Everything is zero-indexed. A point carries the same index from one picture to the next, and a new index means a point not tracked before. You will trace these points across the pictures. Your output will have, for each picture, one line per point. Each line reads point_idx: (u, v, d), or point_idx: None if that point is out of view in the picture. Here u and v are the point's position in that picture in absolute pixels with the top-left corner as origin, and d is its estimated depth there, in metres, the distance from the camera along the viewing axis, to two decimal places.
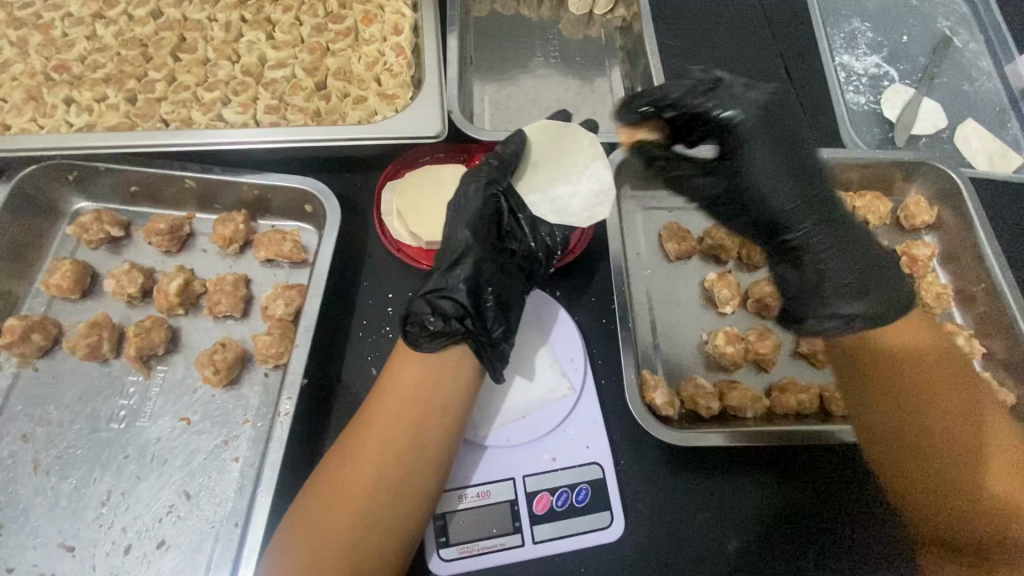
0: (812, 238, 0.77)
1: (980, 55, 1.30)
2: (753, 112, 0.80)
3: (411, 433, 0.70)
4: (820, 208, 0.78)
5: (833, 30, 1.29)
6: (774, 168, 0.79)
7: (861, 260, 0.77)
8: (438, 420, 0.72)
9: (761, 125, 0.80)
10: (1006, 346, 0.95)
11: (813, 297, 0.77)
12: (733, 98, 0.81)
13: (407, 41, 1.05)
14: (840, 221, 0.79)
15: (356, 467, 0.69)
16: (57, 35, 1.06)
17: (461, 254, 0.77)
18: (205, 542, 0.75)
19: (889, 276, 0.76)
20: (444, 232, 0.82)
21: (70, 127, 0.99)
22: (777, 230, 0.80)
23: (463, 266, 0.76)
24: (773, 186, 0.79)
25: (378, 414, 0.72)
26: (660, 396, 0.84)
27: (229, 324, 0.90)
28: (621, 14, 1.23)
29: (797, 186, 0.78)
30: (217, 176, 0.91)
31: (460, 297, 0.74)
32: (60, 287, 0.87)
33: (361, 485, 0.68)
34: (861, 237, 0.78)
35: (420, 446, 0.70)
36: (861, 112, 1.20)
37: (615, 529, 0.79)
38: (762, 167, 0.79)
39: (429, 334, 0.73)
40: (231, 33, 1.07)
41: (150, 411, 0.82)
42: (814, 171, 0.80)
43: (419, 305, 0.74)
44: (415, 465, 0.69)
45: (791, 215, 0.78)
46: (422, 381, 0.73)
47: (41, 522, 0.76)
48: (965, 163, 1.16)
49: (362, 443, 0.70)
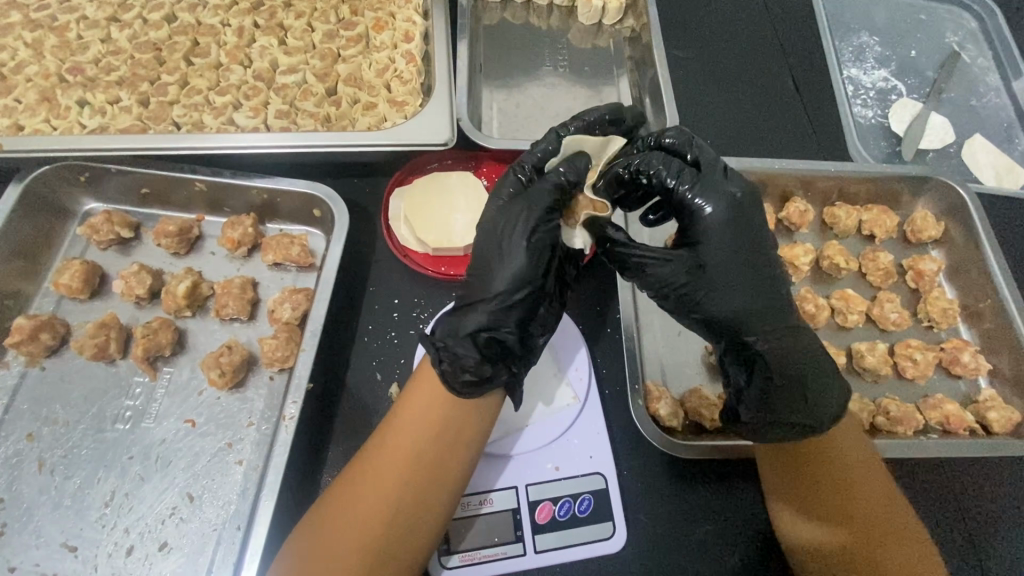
0: (758, 361, 0.74)
1: (988, 70, 1.30)
2: (728, 210, 0.72)
3: (429, 469, 0.69)
4: (762, 324, 0.73)
5: (841, 44, 1.29)
6: (713, 261, 0.71)
7: (799, 366, 0.73)
8: (459, 458, 0.70)
9: (723, 246, 0.71)
10: (1012, 364, 0.95)
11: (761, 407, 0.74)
12: (717, 189, 0.72)
13: (418, 49, 1.07)
14: (789, 337, 0.74)
15: (365, 496, 0.68)
16: (72, 37, 1.07)
17: (520, 285, 0.69)
18: (207, 546, 0.75)
19: (829, 394, 0.74)
20: (484, 255, 0.71)
21: (83, 129, 1.00)
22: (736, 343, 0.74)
23: (519, 300, 0.69)
24: (731, 294, 0.71)
25: (392, 444, 0.71)
26: (664, 407, 0.84)
27: (236, 327, 0.90)
28: (630, 25, 1.25)
29: (709, 276, 0.71)
30: (228, 179, 0.92)
31: (509, 341, 0.69)
32: (70, 287, 0.88)
33: (369, 517, 0.67)
34: (806, 359, 0.74)
35: (440, 484, 0.69)
36: (868, 126, 1.20)
37: (617, 539, 0.78)
38: (700, 258, 0.71)
39: (473, 378, 0.67)
40: (243, 38, 1.08)
41: (156, 412, 0.83)
42: (765, 284, 0.73)
43: (464, 346, 0.67)
44: (431, 503, 0.69)
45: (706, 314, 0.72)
46: (444, 419, 0.71)
47: (44, 521, 0.76)
48: (973, 178, 1.15)
49: (375, 472, 0.69)
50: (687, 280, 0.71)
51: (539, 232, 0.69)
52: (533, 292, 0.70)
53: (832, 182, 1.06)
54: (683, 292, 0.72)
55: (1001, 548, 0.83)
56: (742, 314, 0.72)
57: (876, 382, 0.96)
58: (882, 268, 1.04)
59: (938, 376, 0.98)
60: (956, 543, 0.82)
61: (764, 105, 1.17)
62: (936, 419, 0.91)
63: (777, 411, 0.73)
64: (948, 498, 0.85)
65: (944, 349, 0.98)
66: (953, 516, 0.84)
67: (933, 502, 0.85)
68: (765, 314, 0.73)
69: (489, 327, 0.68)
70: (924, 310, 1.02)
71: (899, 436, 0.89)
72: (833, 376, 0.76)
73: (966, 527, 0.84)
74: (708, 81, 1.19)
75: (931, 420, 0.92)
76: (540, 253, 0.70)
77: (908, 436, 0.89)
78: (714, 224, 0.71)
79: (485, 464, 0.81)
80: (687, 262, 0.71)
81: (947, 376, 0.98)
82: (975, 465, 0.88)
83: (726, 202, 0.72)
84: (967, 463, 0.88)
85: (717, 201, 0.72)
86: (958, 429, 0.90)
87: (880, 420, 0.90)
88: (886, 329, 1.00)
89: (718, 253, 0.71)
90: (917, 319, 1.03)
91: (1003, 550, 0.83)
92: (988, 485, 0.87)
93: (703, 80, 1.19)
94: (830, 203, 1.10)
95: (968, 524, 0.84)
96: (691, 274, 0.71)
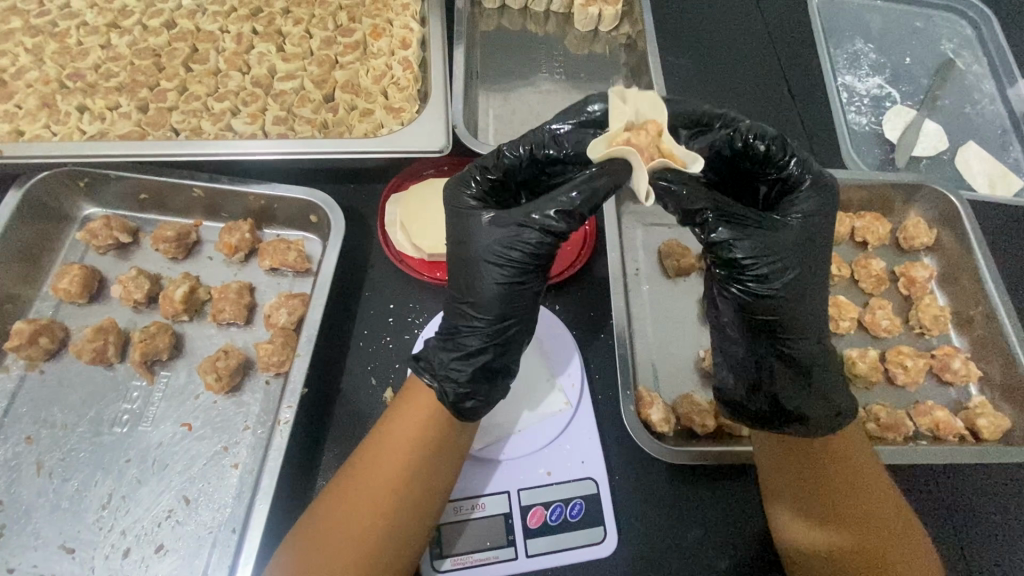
0: (798, 353, 0.74)
1: (982, 78, 1.31)
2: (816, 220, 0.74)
3: (406, 501, 0.70)
4: (815, 314, 0.74)
5: (836, 51, 1.30)
6: (796, 249, 0.72)
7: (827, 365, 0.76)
8: (455, 461, 0.74)
9: (805, 237, 0.73)
10: (1003, 371, 0.95)
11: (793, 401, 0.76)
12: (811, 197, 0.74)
13: (415, 56, 1.08)
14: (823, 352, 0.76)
15: (345, 531, 0.68)
16: (72, 43, 1.09)
17: (484, 306, 0.73)
18: (202, 549, 0.76)
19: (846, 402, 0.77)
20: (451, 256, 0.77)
21: (82, 134, 1.01)
22: (778, 332, 0.74)
23: (483, 317, 0.73)
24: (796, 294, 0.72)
25: (371, 477, 0.71)
26: (656, 412, 0.85)
27: (233, 332, 0.91)
28: (626, 32, 1.26)
29: (796, 260, 0.71)
30: (225, 185, 0.93)
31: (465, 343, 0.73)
32: (69, 292, 0.89)
33: (369, 525, 0.68)
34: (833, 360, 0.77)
35: (417, 513, 0.70)
36: (862, 133, 1.21)
37: (608, 544, 0.79)
38: (783, 241, 0.71)
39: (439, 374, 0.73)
40: (242, 45, 1.09)
41: (153, 416, 0.84)
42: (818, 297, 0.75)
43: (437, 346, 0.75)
44: (417, 520, 0.70)
45: (778, 296, 0.71)
46: (417, 453, 0.72)
47: (42, 523, 0.77)
48: (966, 185, 1.16)
49: (353, 506, 0.70)
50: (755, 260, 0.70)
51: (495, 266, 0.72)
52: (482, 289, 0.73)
53: None
54: (758, 271, 0.71)
55: (988, 554, 0.83)
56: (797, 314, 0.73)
57: (867, 389, 0.97)
58: (874, 275, 1.04)
59: (929, 383, 0.99)
60: (944, 549, 0.83)
61: (758, 112, 1.18)
62: (926, 425, 0.92)
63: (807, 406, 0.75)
64: (937, 504, 0.86)
65: (936, 356, 0.99)
66: (942, 523, 0.85)
67: (923, 508, 0.85)
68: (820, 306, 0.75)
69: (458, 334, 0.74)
70: (916, 316, 1.02)
71: (888, 442, 0.90)
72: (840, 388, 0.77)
73: (955, 533, 0.84)
74: (703, 88, 1.20)
75: (922, 426, 0.92)
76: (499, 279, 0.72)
77: (897, 442, 0.90)
78: (805, 217, 0.73)
79: (477, 468, 0.82)
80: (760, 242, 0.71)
81: (938, 382, 0.99)
82: (965, 471, 0.88)
83: (817, 209, 0.74)
84: (957, 470, 0.88)
85: (815, 203, 0.74)
86: (948, 435, 0.91)
87: (870, 426, 0.91)
88: (878, 335, 1.01)
89: (794, 253, 0.71)
90: (909, 325, 1.03)
91: (991, 557, 0.83)
92: (978, 492, 0.87)
93: (698, 87, 1.20)
94: None
95: (957, 531, 0.85)
96: (760, 256, 0.70)
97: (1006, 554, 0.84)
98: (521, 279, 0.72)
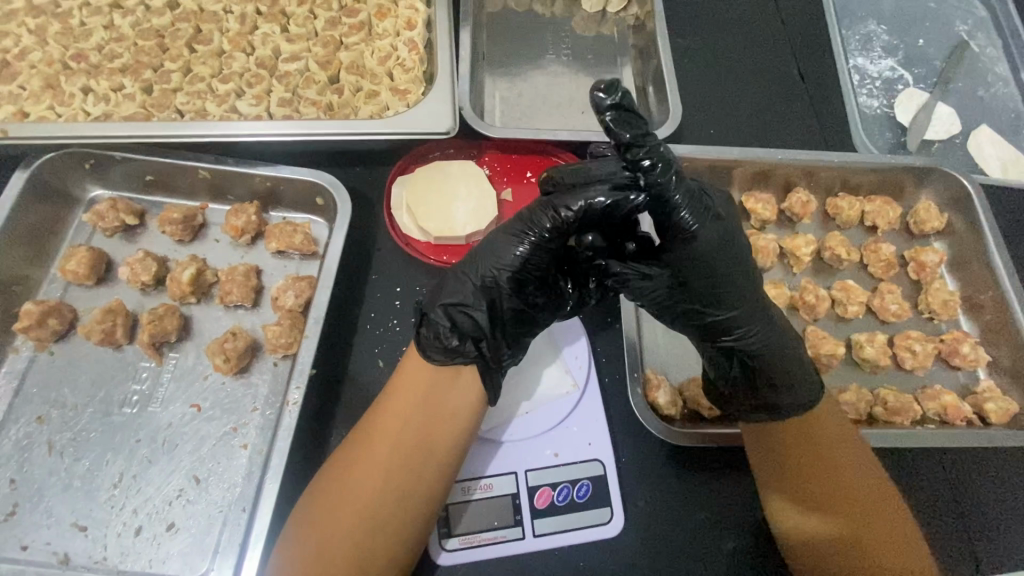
0: (748, 350, 0.75)
1: (997, 60, 1.28)
2: (707, 241, 0.68)
3: (404, 479, 0.70)
4: (749, 310, 0.73)
5: (849, 33, 1.28)
6: (710, 276, 0.70)
7: (785, 354, 0.75)
8: (446, 436, 0.72)
9: (716, 243, 0.68)
10: (1012, 356, 0.95)
11: (747, 387, 0.78)
12: (701, 214, 0.67)
13: (420, 37, 1.06)
14: (768, 354, 0.75)
15: (343, 509, 0.69)
16: (75, 24, 1.07)
17: (510, 274, 0.72)
18: (213, 527, 0.77)
19: (812, 381, 0.77)
20: (487, 236, 0.75)
21: (87, 116, 1.01)
22: (725, 332, 0.74)
23: (498, 285, 0.72)
24: (721, 313, 0.73)
25: (367, 461, 0.71)
26: (662, 395, 0.86)
27: (240, 314, 0.91)
28: (635, 12, 1.23)
29: (693, 292, 0.71)
30: (231, 167, 0.93)
31: (479, 316, 0.72)
32: (76, 273, 0.89)
33: (359, 504, 0.69)
34: (791, 346, 0.76)
35: (418, 489, 0.70)
36: (873, 116, 1.19)
37: (614, 524, 0.80)
38: (703, 266, 0.69)
39: (443, 348, 0.72)
40: (246, 25, 1.08)
41: (162, 397, 0.84)
42: (748, 299, 0.73)
43: (439, 316, 0.72)
44: (410, 497, 0.70)
45: (713, 318, 0.73)
46: (414, 427, 0.72)
47: (55, 502, 0.78)
48: (978, 169, 1.15)
49: (347, 490, 0.70)
50: (682, 284, 0.71)
51: (524, 242, 0.71)
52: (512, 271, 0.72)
53: (835, 172, 1.06)
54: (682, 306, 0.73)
55: (995, 539, 0.84)
56: (725, 323, 0.74)
57: (876, 372, 0.97)
58: (884, 259, 1.04)
59: (937, 367, 0.99)
60: (950, 532, 0.83)
61: (768, 96, 1.16)
62: (934, 409, 0.92)
63: (758, 391, 0.77)
64: (942, 487, 0.86)
65: (945, 341, 0.99)
66: (949, 505, 0.85)
67: (929, 489, 0.86)
68: (753, 300, 0.73)
69: (467, 306, 0.72)
70: (925, 301, 1.02)
71: (895, 426, 0.90)
72: (807, 369, 0.77)
73: (961, 516, 0.84)
74: (713, 70, 1.18)
75: (930, 410, 0.93)
76: (533, 259, 0.72)
77: (905, 426, 0.90)
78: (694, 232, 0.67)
79: (485, 450, 0.83)
80: (676, 260, 0.69)
81: (946, 367, 0.99)
82: (971, 454, 0.88)
83: (712, 228, 0.68)
84: (966, 455, 0.88)
85: (705, 236, 0.67)
86: (956, 419, 0.91)
87: (877, 410, 0.91)
88: (887, 320, 1.01)
89: (687, 283, 0.71)
90: (918, 310, 1.03)
91: (995, 539, 0.84)
92: (985, 475, 0.87)
93: (706, 69, 1.18)
94: (833, 194, 1.10)
95: (962, 513, 0.85)
96: (683, 277, 0.70)
97: (1011, 537, 0.84)
98: (547, 253, 0.72)
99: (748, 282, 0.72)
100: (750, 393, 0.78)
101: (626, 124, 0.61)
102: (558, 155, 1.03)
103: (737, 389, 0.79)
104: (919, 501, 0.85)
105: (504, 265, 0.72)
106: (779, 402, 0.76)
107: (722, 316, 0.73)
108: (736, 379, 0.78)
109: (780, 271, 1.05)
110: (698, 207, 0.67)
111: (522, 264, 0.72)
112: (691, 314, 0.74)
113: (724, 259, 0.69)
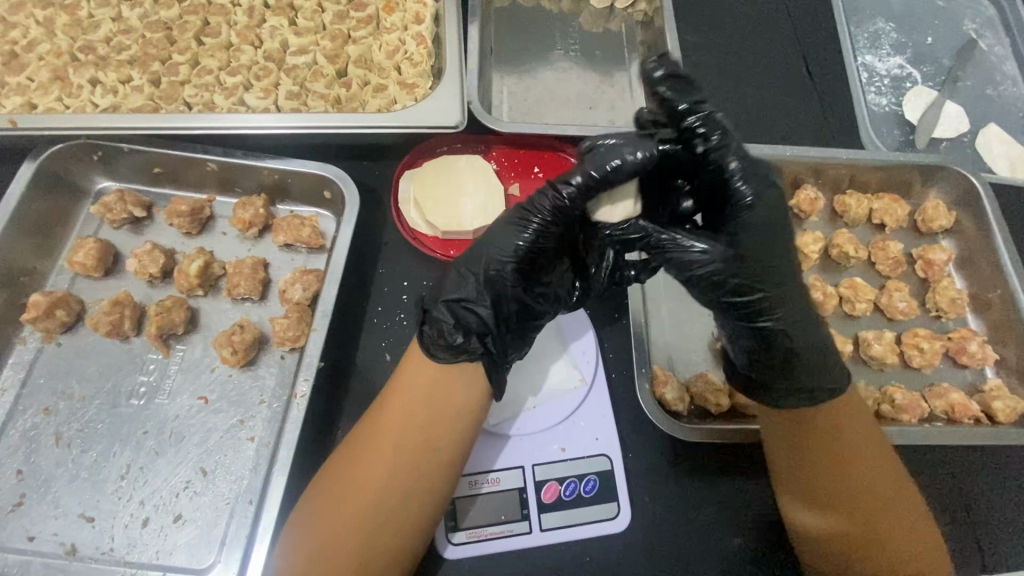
0: (787, 333, 0.73)
1: (1005, 59, 1.28)
2: (760, 211, 0.72)
3: (404, 475, 0.70)
4: (789, 290, 0.73)
5: (857, 30, 1.27)
6: (758, 247, 0.72)
7: (816, 341, 0.74)
8: (451, 433, 0.71)
9: (766, 214, 0.73)
10: (1019, 354, 0.95)
11: (781, 374, 0.75)
12: (761, 184, 0.73)
13: (428, 31, 1.06)
14: (807, 340, 0.74)
15: (346, 505, 0.69)
16: (83, 16, 1.07)
17: (511, 265, 0.72)
18: (220, 518, 0.77)
19: (837, 374, 0.76)
20: (487, 230, 0.75)
21: (95, 108, 1.01)
22: (767, 312, 0.72)
23: (500, 278, 0.72)
24: (766, 288, 0.72)
25: (370, 458, 0.71)
26: (670, 391, 0.86)
27: (247, 307, 0.91)
28: (643, 8, 1.23)
29: (744, 262, 0.71)
30: (239, 160, 0.92)
31: (482, 312, 0.71)
32: (84, 265, 0.89)
33: (361, 501, 0.69)
34: (823, 331, 0.75)
35: (420, 487, 0.70)
36: (881, 114, 1.19)
37: (620, 520, 0.80)
38: (753, 236, 0.72)
39: (449, 347, 0.72)
40: (254, 18, 1.08)
41: (169, 389, 0.84)
42: (788, 279, 0.73)
43: (443, 312, 0.71)
44: (413, 495, 0.70)
45: (762, 295, 0.71)
46: (417, 424, 0.72)
47: (62, 493, 0.78)
48: (987, 168, 1.14)
49: (350, 484, 0.70)
50: (734, 254, 0.71)
51: (527, 230, 0.71)
52: (513, 262, 0.72)
53: (842, 170, 1.05)
54: (731, 280, 0.71)
55: (1002, 537, 0.83)
56: (768, 300, 0.72)
57: (883, 370, 0.97)
58: (891, 257, 1.03)
59: (944, 365, 0.99)
60: (958, 530, 0.83)
61: (776, 93, 1.16)
62: (941, 407, 0.92)
63: (794, 379, 0.75)
64: (950, 485, 0.86)
65: (952, 339, 0.98)
66: (956, 501, 0.85)
67: (938, 487, 0.85)
68: (792, 281, 0.74)
69: (470, 302, 0.71)
70: (933, 299, 1.02)
71: (902, 423, 0.90)
72: (835, 355, 0.76)
73: (968, 514, 0.84)
74: (720, 66, 1.18)
75: (937, 408, 0.92)
76: (535, 247, 0.72)
77: (912, 424, 0.89)
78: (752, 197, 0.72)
79: (491, 445, 0.83)
80: (734, 229, 0.73)
81: (953, 365, 0.98)
82: (978, 452, 0.88)
83: (765, 205, 0.73)
84: (972, 453, 0.88)
85: (762, 208, 0.72)
86: (963, 418, 0.91)
87: (884, 407, 0.91)
88: (894, 318, 1.01)
89: (736, 253, 0.71)
90: (925, 308, 1.03)
91: (1005, 537, 0.84)
92: (992, 474, 0.87)
93: (714, 65, 1.18)
94: (840, 191, 1.10)
95: (969, 511, 0.85)
96: (735, 248, 0.72)
97: (1018, 535, 0.84)
98: (546, 239, 0.72)
99: (788, 266, 0.74)
100: (787, 382, 0.75)
101: (679, 92, 0.72)
102: (566, 150, 1.03)
103: (768, 376, 0.76)
104: (927, 499, 0.85)
105: (507, 256, 0.72)
106: (813, 386, 0.75)
107: (766, 296, 0.72)
108: (766, 366, 0.75)
109: (787, 267, 1.05)
110: (756, 178, 0.73)
111: (521, 253, 0.72)
112: (736, 290, 0.71)
113: (772, 232, 0.73)
